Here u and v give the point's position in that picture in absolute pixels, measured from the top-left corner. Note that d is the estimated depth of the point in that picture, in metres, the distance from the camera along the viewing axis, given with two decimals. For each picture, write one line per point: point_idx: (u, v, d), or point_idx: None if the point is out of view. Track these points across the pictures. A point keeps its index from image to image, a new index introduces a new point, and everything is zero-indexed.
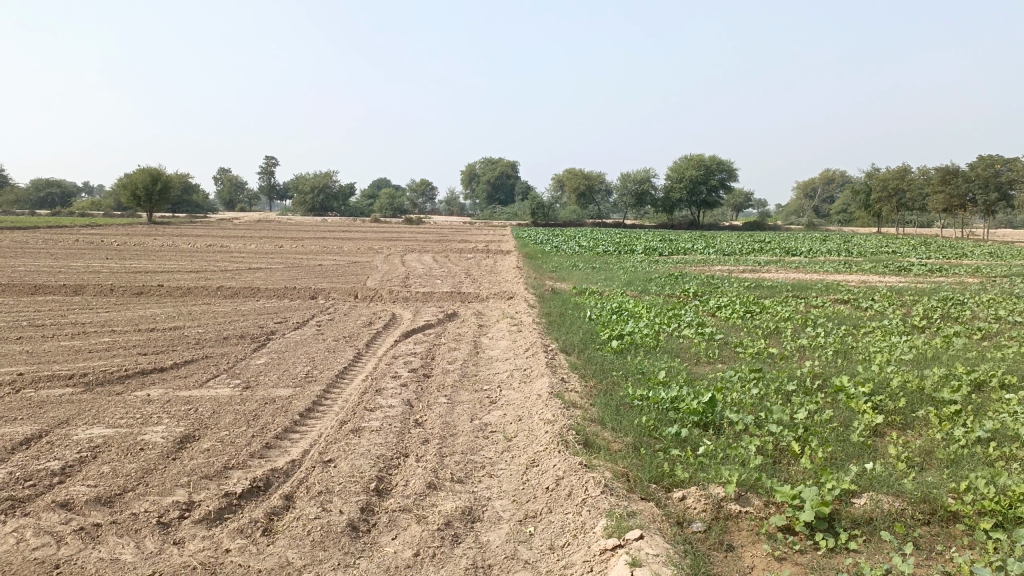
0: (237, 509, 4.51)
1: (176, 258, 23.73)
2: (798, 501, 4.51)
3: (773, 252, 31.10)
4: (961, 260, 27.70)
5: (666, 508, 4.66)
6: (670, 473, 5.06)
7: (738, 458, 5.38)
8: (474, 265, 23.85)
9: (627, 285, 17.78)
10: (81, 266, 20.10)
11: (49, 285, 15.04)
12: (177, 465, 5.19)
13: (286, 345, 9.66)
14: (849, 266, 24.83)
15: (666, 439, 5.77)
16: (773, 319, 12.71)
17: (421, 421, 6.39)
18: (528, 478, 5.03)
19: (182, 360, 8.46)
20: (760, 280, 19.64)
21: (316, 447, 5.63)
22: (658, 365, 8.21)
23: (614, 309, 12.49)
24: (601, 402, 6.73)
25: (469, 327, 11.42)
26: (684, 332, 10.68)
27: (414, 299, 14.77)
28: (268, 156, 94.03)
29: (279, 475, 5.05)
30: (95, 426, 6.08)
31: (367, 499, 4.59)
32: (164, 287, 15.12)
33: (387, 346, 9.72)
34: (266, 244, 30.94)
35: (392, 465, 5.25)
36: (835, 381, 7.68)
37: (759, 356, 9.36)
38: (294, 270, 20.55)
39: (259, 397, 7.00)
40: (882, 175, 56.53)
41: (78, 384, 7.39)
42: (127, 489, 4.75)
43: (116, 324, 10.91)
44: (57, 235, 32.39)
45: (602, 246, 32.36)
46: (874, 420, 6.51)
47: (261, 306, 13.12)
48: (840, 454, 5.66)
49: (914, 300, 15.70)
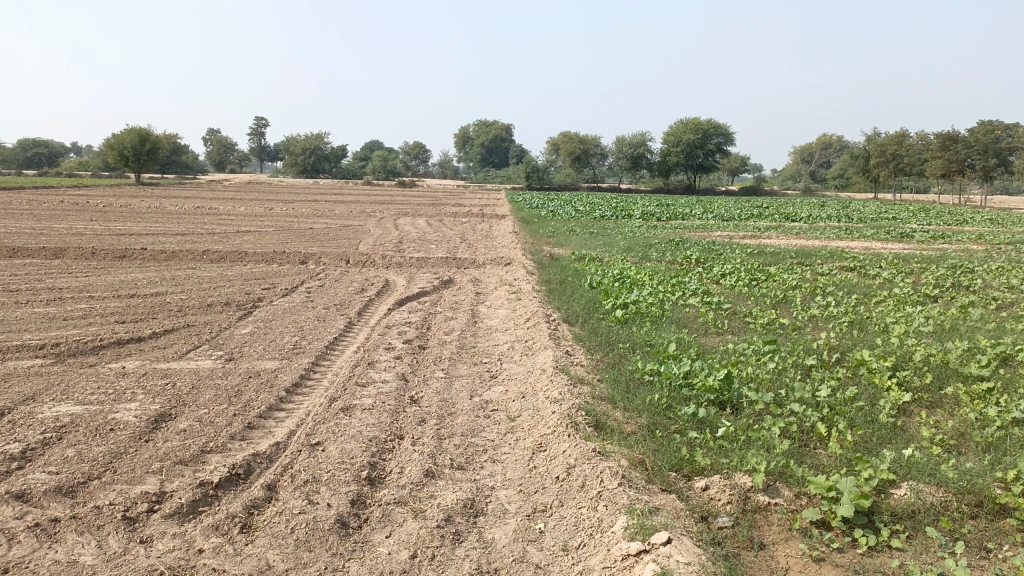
0: (214, 501, 4.06)
1: (163, 220, 23.06)
2: (835, 493, 4.08)
3: (773, 218, 30.49)
4: (963, 226, 27.21)
5: (690, 500, 4.20)
6: (690, 459, 4.61)
7: (762, 441, 4.94)
8: (469, 229, 23.33)
9: (627, 251, 17.30)
10: (64, 228, 19.48)
11: (28, 248, 14.44)
12: (150, 449, 4.73)
13: (274, 313, 9.17)
14: (851, 232, 24.43)
15: (682, 419, 5.33)
16: (781, 287, 12.23)
17: (416, 398, 5.93)
18: (535, 466, 4.59)
19: (163, 330, 7.95)
20: (763, 246, 19.14)
21: (303, 427, 5.17)
22: (668, 337, 7.75)
23: (616, 276, 12.01)
24: (610, 379, 6.28)
25: (466, 295, 10.93)
26: (690, 301, 10.21)
27: (408, 265, 14.23)
28: (259, 117, 92.38)
29: (260, 460, 4.59)
30: (64, 403, 5.60)
31: (358, 490, 4.15)
32: (148, 250, 14.54)
33: (380, 315, 9.24)
34: (256, 207, 30.23)
35: (386, 448, 4.79)
36: (856, 355, 7.24)
37: (771, 327, 8.91)
38: (284, 233, 19.96)
39: (242, 371, 6.52)
40: (881, 139, 55.61)
41: (49, 356, 6.88)
42: (92, 477, 4.29)
43: (95, 290, 10.36)
44: (43, 196, 31.63)
45: (598, 211, 31.71)
46: (901, 398, 6.09)
47: (248, 271, 12.58)
48: (871, 438, 5.22)
49: (922, 269, 15.23)
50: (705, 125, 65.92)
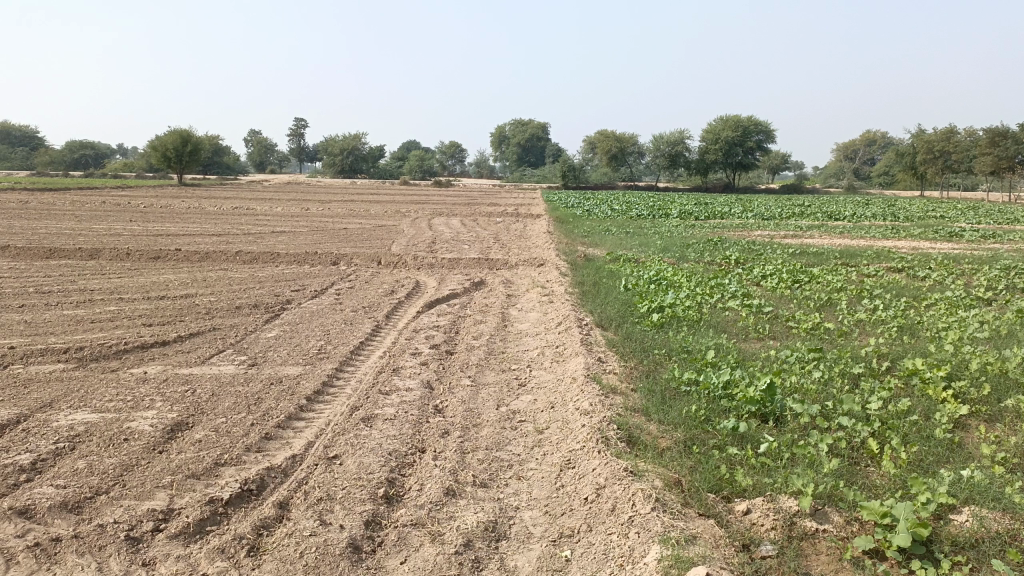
0: (223, 520, 3.86)
1: (200, 220, 23.24)
2: (890, 520, 3.74)
3: (816, 217, 29.67)
4: (1015, 226, 26.23)
5: (730, 525, 3.88)
6: (729, 480, 4.29)
7: (808, 459, 4.60)
8: (503, 229, 23.10)
9: (664, 251, 16.90)
10: (103, 229, 19.67)
11: (65, 249, 14.57)
12: (162, 461, 4.55)
13: (301, 316, 9.01)
14: (898, 231, 23.65)
15: (721, 433, 5.00)
16: (824, 290, 11.75)
17: (441, 407, 5.68)
18: (563, 484, 4.31)
19: (188, 333, 7.84)
20: (806, 246, 18.57)
21: (321, 439, 4.96)
22: (705, 343, 7.41)
23: (652, 277, 11.66)
24: (645, 388, 5.97)
25: (497, 297, 10.68)
26: (730, 304, 9.83)
27: (440, 266, 14.03)
28: (298, 118, 93.31)
29: (274, 475, 4.38)
30: (81, 411, 5.46)
31: (375, 510, 3.91)
32: (182, 251, 14.57)
33: (408, 318, 9.05)
34: (292, 207, 30.44)
35: (406, 463, 4.56)
36: (907, 363, 6.82)
37: (815, 332, 8.50)
38: (318, 234, 19.93)
39: (264, 377, 6.33)
40: (926, 136, 54.07)
41: (72, 360, 6.78)
42: (99, 492, 4.11)
43: (126, 292, 10.32)
44: (86, 196, 32.11)
45: (635, 210, 31.26)
46: (957, 411, 5.68)
47: (280, 273, 12.47)
48: (928, 457, 4.84)
49: (974, 269, 14.60)
50: (746, 123, 64.41)
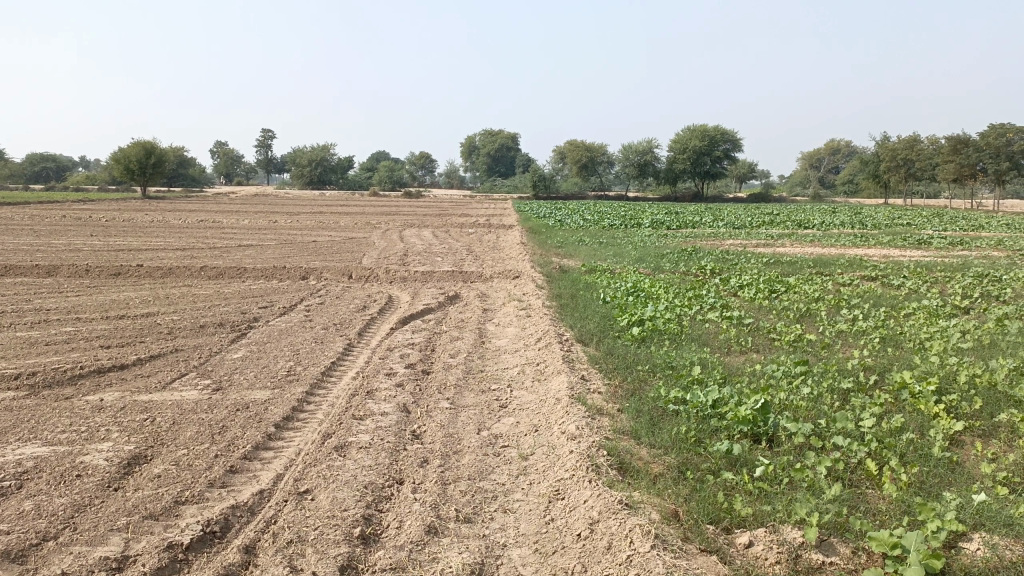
0: (183, 568, 3.54)
1: (165, 235, 22.65)
2: (900, 551, 3.51)
3: (785, 225, 29.79)
4: (981, 233, 26.56)
5: (733, 561, 3.63)
6: (728, 509, 4.05)
7: (808, 484, 4.37)
8: (476, 240, 22.81)
9: (639, 262, 16.73)
10: (62, 244, 19.06)
11: (21, 266, 13.99)
12: (119, 500, 4.20)
13: (269, 334, 8.64)
14: (867, 238, 23.85)
15: (715, 457, 4.75)
16: (803, 300, 11.63)
17: (418, 433, 5.38)
18: (552, 518, 4.04)
19: (149, 355, 7.43)
20: (779, 255, 18.54)
21: (292, 471, 4.63)
22: (689, 358, 7.19)
23: (630, 289, 11.46)
24: (631, 409, 5.71)
25: (473, 312, 10.39)
26: (710, 316, 9.65)
27: (413, 279, 13.71)
28: (264, 129, 92.27)
29: (240, 514, 4.06)
30: (30, 444, 5.06)
31: (350, 552, 3.60)
32: (144, 267, 14.06)
33: (382, 336, 8.73)
34: (260, 219, 29.91)
35: (383, 497, 4.25)
36: (896, 377, 6.63)
37: (798, 344, 8.31)
38: (287, 247, 19.48)
39: (229, 403, 5.97)
40: (890, 144, 54.86)
41: (23, 387, 6.35)
42: (46, 538, 3.75)
43: (84, 311, 9.86)
44: (46, 211, 31.17)
45: (607, 220, 31.16)
46: (952, 427, 5.49)
47: (247, 289, 12.06)
48: (929, 479, 4.63)
49: (947, 277, 14.63)
50: (713, 132, 64.91)
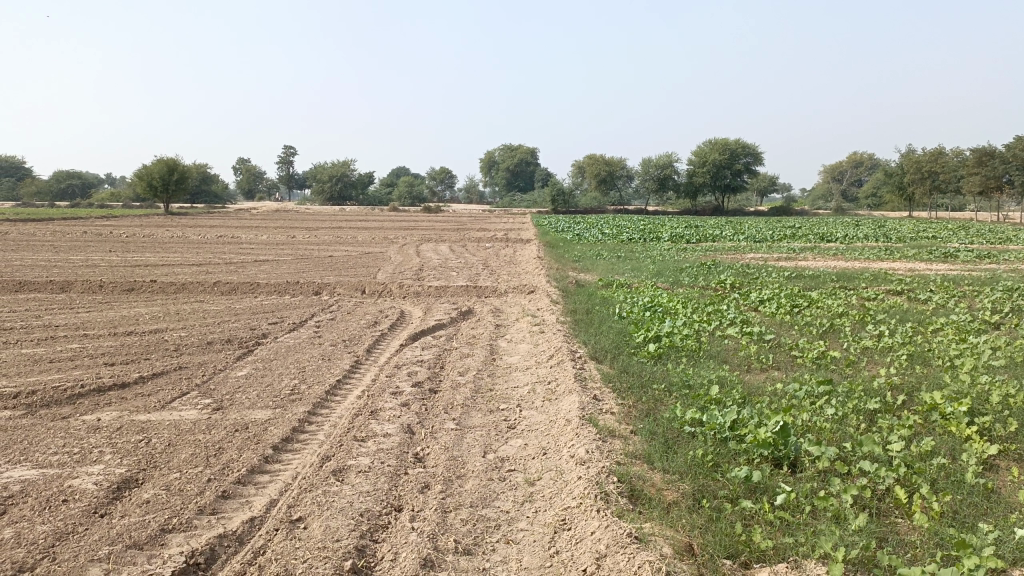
0: None
1: (183, 250, 22.69)
2: None
3: (806, 238, 29.32)
4: (1008, 246, 25.96)
5: None
6: (747, 541, 3.77)
7: (832, 514, 4.08)
8: (492, 255, 22.63)
9: (657, 276, 16.45)
10: (80, 259, 19.09)
11: (36, 282, 13.96)
12: (104, 528, 4.00)
13: (276, 351, 8.47)
14: (892, 252, 23.41)
15: (732, 483, 4.47)
16: (826, 315, 11.28)
17: (421, 456, 5.15)
18: (557, 551, 3.80)
19: (152, 373, 7.28)
20: (801, 269, 18.16)
21: (286, 497, 4.42)
22: (707, 377, 6.90)
23: (647, 304, 11.17)
24: (645, 431, 5.44)
25: (485, 328, 10.17)
26: (729, 332, 9.34)
27: (426, 294, 13.53)
28: (285, 145, 92.98)
29: (228, 544, 3.85)
30: (19, 467, 4.89)
31: None
32: (158, 283, 13.99)
33: (391, 352, 8.53)
34: (278, 234, 30.01)
35: (380, 525, 4.03)
36: (925, 397, 6.29)
37: (821, 361, 7.99)
38: (302, 262, 19.39)
39: (228, 423, 5.77)
40: (914, 156, 54.12)
41: (19, 407, 6.20)
42: (22, 568, 3.55)
43: (92, 328, 9.75)
44: (67, 227, 31.40)
45: (626, 234, 30.89)
46: (986, 451, 5.17)
47: (258, 305, 11.92)
48: (963, 508, 4.32)
49: (976, 291, 14.20)
50: (734, 146, 64.50)
